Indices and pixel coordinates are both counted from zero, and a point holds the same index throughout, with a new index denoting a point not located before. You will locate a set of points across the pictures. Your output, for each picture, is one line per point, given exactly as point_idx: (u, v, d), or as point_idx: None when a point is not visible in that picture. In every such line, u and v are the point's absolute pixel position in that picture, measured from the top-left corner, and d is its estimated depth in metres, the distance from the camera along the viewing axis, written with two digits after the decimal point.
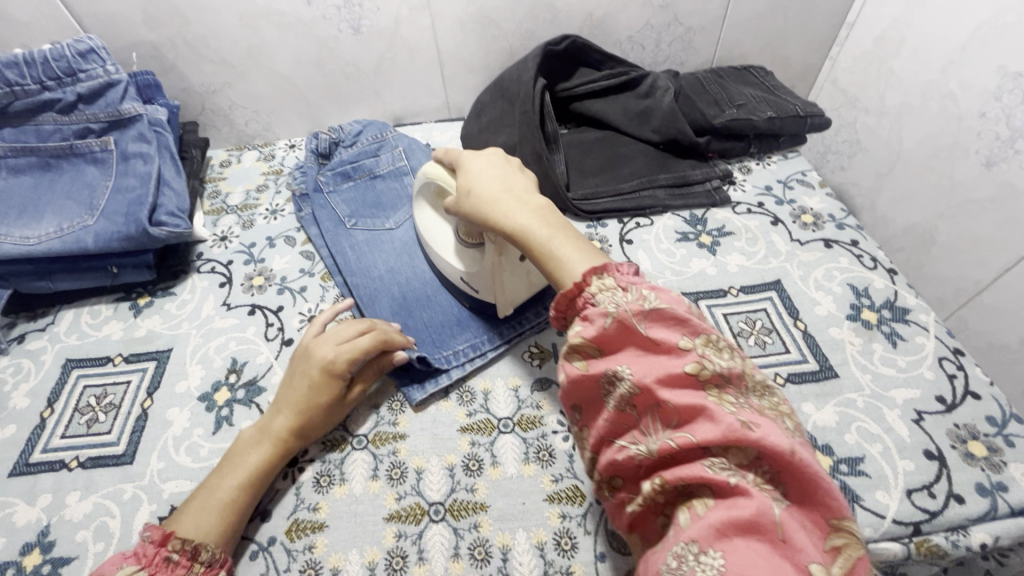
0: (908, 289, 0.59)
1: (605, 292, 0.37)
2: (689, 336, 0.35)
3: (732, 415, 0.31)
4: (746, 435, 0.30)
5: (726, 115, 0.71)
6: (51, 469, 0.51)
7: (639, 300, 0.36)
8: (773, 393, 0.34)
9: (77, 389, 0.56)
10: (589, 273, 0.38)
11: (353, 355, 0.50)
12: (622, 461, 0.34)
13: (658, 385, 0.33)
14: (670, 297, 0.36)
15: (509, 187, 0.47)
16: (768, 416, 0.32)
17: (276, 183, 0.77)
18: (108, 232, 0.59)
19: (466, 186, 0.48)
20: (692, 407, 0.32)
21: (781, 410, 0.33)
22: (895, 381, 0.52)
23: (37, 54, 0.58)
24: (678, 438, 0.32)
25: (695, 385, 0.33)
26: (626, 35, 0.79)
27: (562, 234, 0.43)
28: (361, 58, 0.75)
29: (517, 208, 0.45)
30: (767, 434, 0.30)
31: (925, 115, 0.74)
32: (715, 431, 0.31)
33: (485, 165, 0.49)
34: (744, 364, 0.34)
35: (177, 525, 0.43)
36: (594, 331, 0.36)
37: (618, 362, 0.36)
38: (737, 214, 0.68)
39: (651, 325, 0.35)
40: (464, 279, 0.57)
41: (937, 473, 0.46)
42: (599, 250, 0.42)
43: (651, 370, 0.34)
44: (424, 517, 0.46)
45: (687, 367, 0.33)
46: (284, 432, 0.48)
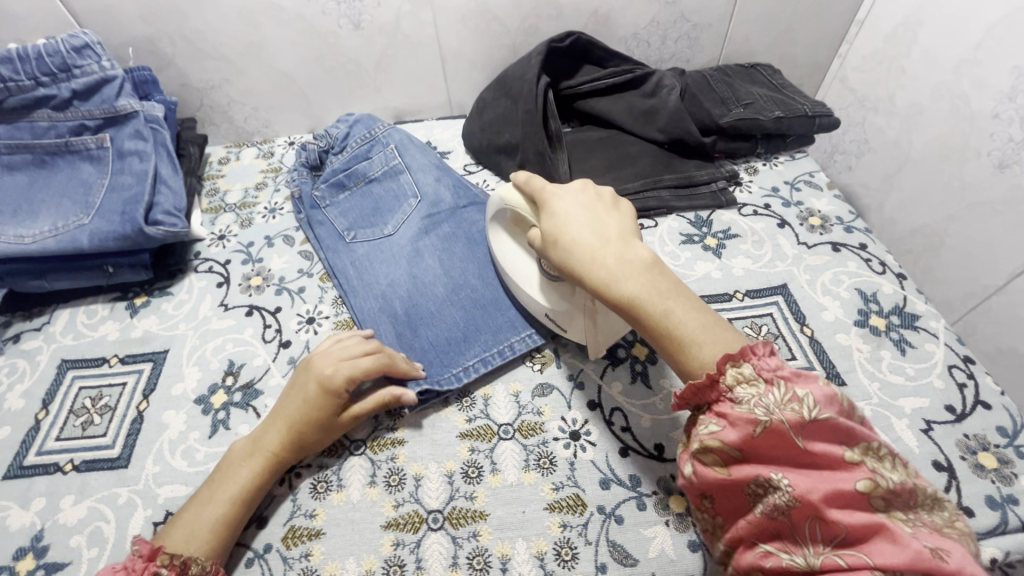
0: (917, 295, 0.58)
1: (744, 385, 0.35)
2: (852, 448, 0.33)
3: (917, 540, 0.30)
4: (940, 566, 0.29)
5: (733, 114, 0.70)
6: (45, 471, 0.50)
7: (793, 403, 0.33)
8: (945, 506, 0.33)
9: (72, 391, 0.55)
10: (726, 360, 0.35)
11: (354, 374, 0.49)
12: (774, 568, 0.33)
13: (825, 502, 0.32)
14: (823, 393, 0.33)
15: (606, 237, 0.43)
16: (947, 535, 0.31)
17: (274, 181, 0.76)
18: (104, 231, 0.58)
19: (553, 237, 0.45)
20: (867, 528, 0.31)
21: (956, 527, 0.33)
22: (904, 389, 0.51)
23: (31, 50, 0.57)
24: (848, 557, 0.31)
25: (866, 502, 0.32)
26: (632, 32, 0.78)
27: (676, 300, 0.39)
28: (362, 55, 0.74)
29: (626, 274, 0.41)
30: (962, 565, 0.29)
31: (937, 115, 0.72)
32: (899, 555, 0.29)
33: (573, 209, 0.45)
34: (910, 474, 0.33)
35: (166, 541, 0.43)
36: (738, 436, 0.34)
37: (768, 470, 0.34)
38: (743, 216, 0.67)
39: (810, 439, 0.33)
40: (551, 316, 0.53)
41: (946, 485, 0.45)
42: (725, 324, 0.39)
43: (813, 485, 0.33)
44: (422, 526, 0.45)
45: (858, 484, 0.32)
46: (276, 448, 0.47)
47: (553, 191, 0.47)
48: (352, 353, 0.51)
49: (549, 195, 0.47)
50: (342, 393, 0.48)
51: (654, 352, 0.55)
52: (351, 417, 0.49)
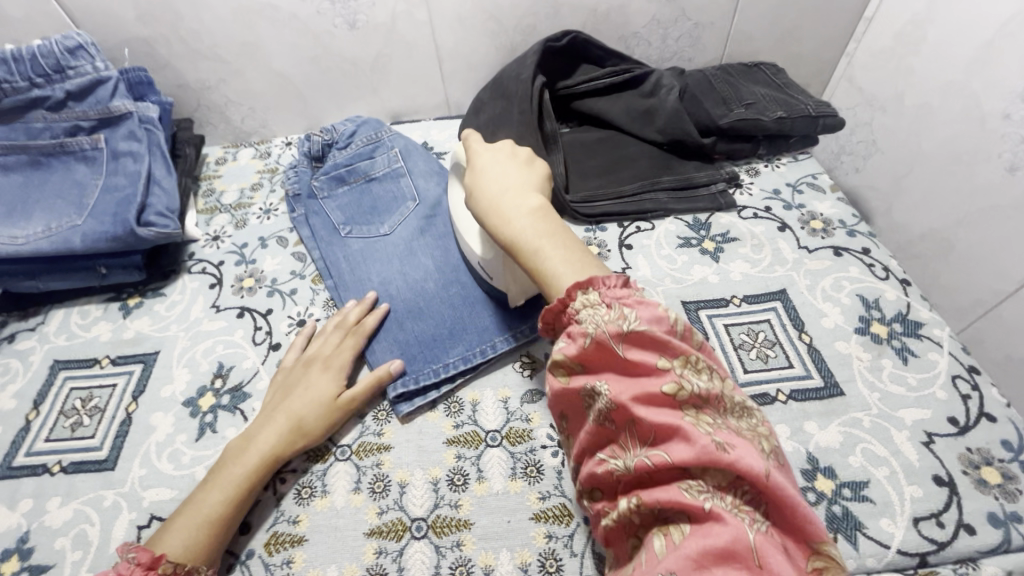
0: (922, 302, 0.56)
1: (590, 309, 0.35)
2: (669, 357, 0.33)
3: (707, 436, 0.30)
4: (720, 459, 0.30)
5: (734, 115, 0.68)
6: (33, 473, 0.50)
7: (618, 320, 0.34)
8: (754, 414, 0.33)
9: (63, 392, 0.56)
10: (574, 287, 0.36)
11: (336, 349, 0.54)
12: (601, 474, 0.34)
13: (635, 405, 0.33)
14: (651, 314, 0.34)
15: (509, 187, 0.45)
16: (746, 437, 0.31)
17: (270, 181, 0.75)
18: (97, 232, 0.58)
19: (468, 186, 0.47)
20: (668, 428, 0.31)
21: (760, 433, 0.33)
22: (905, 401, 0.49)
23: (25, 51, 0.58)
24: (652, 456, 0.31)
25: (673, 404, 0.32)
26: (632, 31, 0.77)
27: (551, 243, 0.40)
28: (357, 54, 0.73)
29: (515, 215, 0.43)
30: (741, 456, 0.30)
31: (946, 116, 0.70)
32: (689, 452, 0.30)
33: (489, 163, 0.48)
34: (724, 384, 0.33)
35: (163, 547, 0.42)
36: (575, 348, 0.35)
37: (598, 380, 0.35)
38: (742, 219, 0.65)
39: (629, 347, 0.34)
40: (482, 265, 0.55)
41: (947, 501, 0.44)
42: (593, 262, 0.39)
43: (629, 389, 0.33)
44: (406, 534, 0.45)
45: (665, 388, 0.32)
46: (276, 448, 0.47)
47: (479, 148, 0.50)
48: (347, 346, 0.55)
49: (476, 152, 0.50)
50: (341, 379, 0.52)
51: None
52: (346, 398, 0.51)
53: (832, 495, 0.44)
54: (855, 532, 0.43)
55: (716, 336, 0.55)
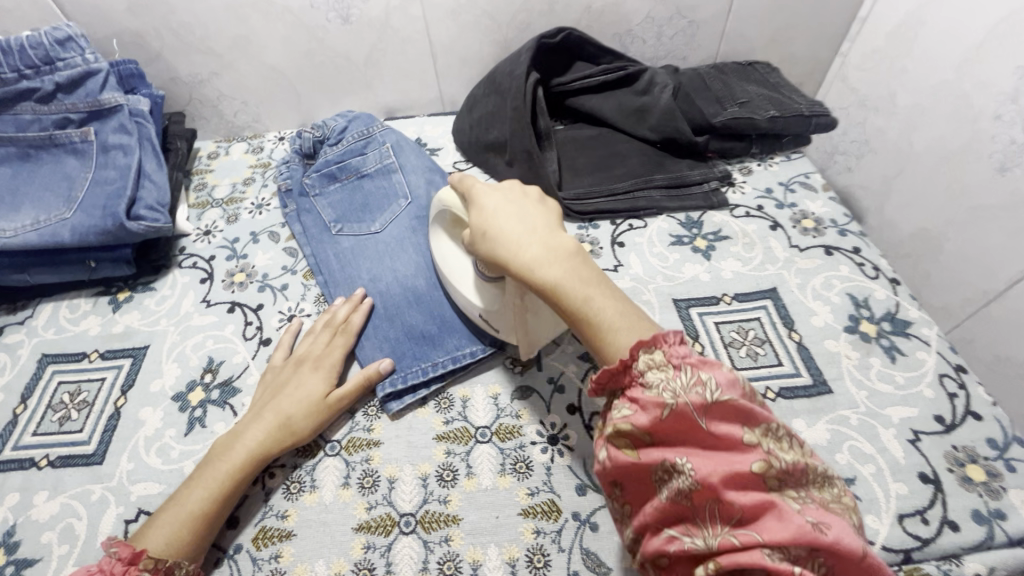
0: (911, 301, 0.57)
1: (655, 370, 0.35)
2: (750, 429, 0.33)
3: (801, 515, 0.29)
4: (820, 538, 0.29)
5: (727, 113, 0.68)
6: (20, 466, 0.50)
7: (697, 387, 0.33)
8: (834, 485, 0.33)
9: (51, 385, 0.55)
10: (639, 347, 0.35)
11: (327, 351, 0.54)
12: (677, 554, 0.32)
13: (723, 483, 0.31)
14: (727, 380, 0.34)
15: (533, 229, 0.43)
16: (831, 511, 0.31)
17: (263, 176, 0.75)
18: (86, 225, 0.58)
19: (483, 231, 0.44)
20: (758, 505, 0.30)
21: (840, 503, 0.32)
22: (892, 399, 0.49)
23: (14, 41, 0.57)
24: (741, 536, 0.30)
25: (759, 481, 0.31)
26: (627, 29, 0.77)
27: (596, 290, 0.40)
28: (351, 50, 0.73)
29: (548, 261, 0.41)
30: (838, 535, 0.29)
31: (938, 116, 0.70)
32: (783, 529, 0.29)
33: (501, 203, 0.46)
34: (803, 454, 0.33)
35: (147, 542, 0.42)
36: (649, 419, 0.34)
37: (674, 453, 0.33)
38: (735, 217, 0.66)
39: (712, 419, 0.33)
40: (483, 316, 0.52)
41: (932, 498, 0.44)
42: (637, 310, 0.40)
43: (712, 465, 0.32)
44: (394, 529, 0.45)
45: (753, 464, 0.31)
46: (263, 444, 0.47)
47: (485, 189, 0.47)
48: (337, 345, 0.54)
49: (480, 192, 0.47)
50: (331, 378, 0.52)
51: None
52: (337, 397, 0.50)
53: None
54: None
55: (706, 334, 0.55)
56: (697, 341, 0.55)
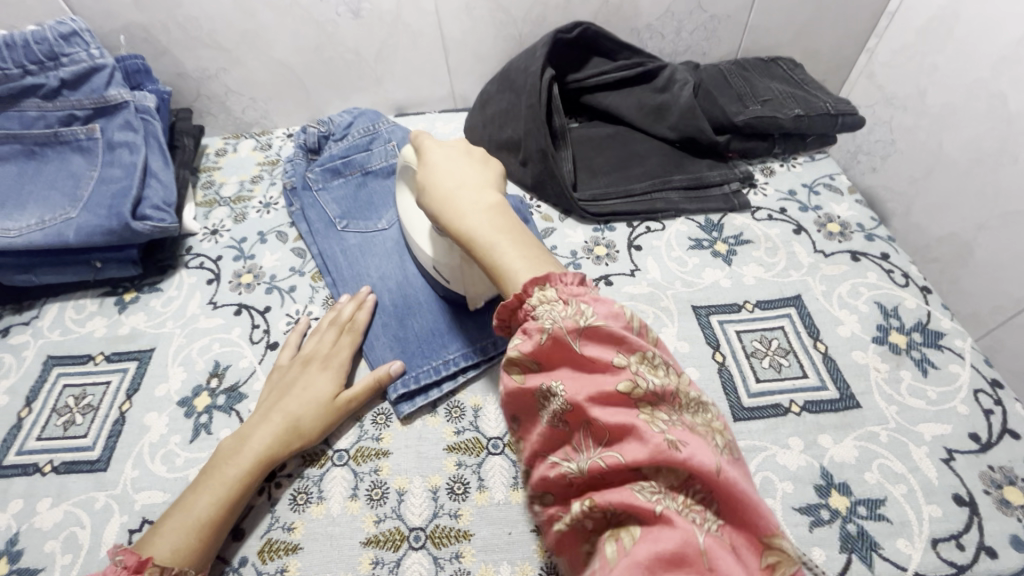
0: (943, 311, 0.54)
1: (545, 305, 0.34)
2: (625, 353, 0.31)
3: (660, 435, 0.28)
4: (673, 458, 0.27)
5: (750, 112, 0.66)
6: (25, 472, 0.49)
7: (575, 315, 0.32)
8: (708, 409, 0.31)
9: (56, 389, 0.54)
10: (530, 284, 0.34)
11: (333, 349, 0.53)
12: (554, 476, 0.32)
13: (590, 404, 0.30)
14: (608, 310, 0.33)
15: (465, 181, 0.42)
16: (700, 434, 0.29)
17: (270, 174, 0.73)
18: (91, 225, 0.56)
19: (422, 184, 0.44)
20: (620, 427, 0.29)
21: (715, 428, 0.30)
22: (925, 415, 0.47)
23: (17, 36, 0.56)
24: (606, 456, 0.29)
25: (628, 403, 0.30)
26: (645, 22, 0.74)
27: (506, 238, 0.38)
28: (361, 45, 0.71)
29: (469, 208, 0.40)
30: (693, 455, 0.27)
31: (971, 115, 0.67)
32: (643, 452, 0.28)
33: (443, 157, 0.44)
34: (679, 379, 0.31)
35: (153, 550, 0.41)
36: (531, 345, 0.33)
37: (553, 378, 0.32)
38: (757, 220, 0.63)
39: (586, 342, 0.32)
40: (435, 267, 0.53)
41: (967, 522, 0.42)
42: (549, 257, 0.37)
43: (584, 387, 0.31)
44: (403, 544, 0.43)
45: (619, 385, 0.30)
46: (270, 446, 0.46)
47: (432, 143, 0.46)
48: (344, 344, 0.53)
49: (427, 147, 0.46)
50: (340, 379, 0.51)
51: None
52: (346, 399, 0.49)
53: (847, 513, 0.43)
54: (870, 552, 0.41)
55: (727, 343, 0.53)
56: (718, 351, 0.52)
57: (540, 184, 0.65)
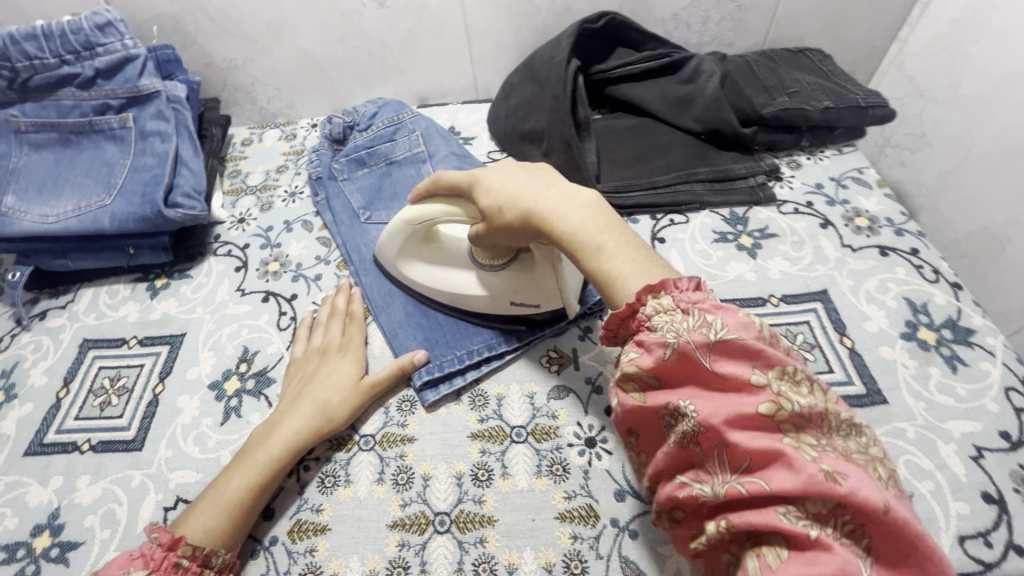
0: (974, 307, 0.53)
1: (662, 315, 0.33)
2: (763, 370, 0.30)
3: (814, 463, 0.27)
4: (830, 489, 0.26)
5: (776, 104, 0.65)
6: (63, 450, 0.51)
7: (702, 329, 0.32)
8: (862, 433, 0.29)
9: (92, 370, 0.56)
10: (645, 291, 0.34)
11: (349, 341, 0.54)
12: (685, 498, 0.31)
13: (726, 426, 0.30)
14: (737, 320, 0.31)
15: (546, 186, 0.42)
16: (857, 462, 0.28)
17: (296, 163, 0.74)
18: (125, 212, 0.58)
19: (495, 203, 0.44)
20: (766, 453, 0.28)
21: (871, 455, 0.29)
22: (953, 412, 0.47)
23: (55, 27, 0.58)
24: (749, 483, 0.28)
25: (770, 427, 0.29)
26: (670, 13, 0.73)
27: (611, 238, 0.38)
28: (386, 35, 0.71)
29: (563, 212, 0.40)
30: (856, 487, 0.26)
31: (1006, 108, 0.66)
32: (794, 481, 0.27)
33: (503, 176, 0.45)
34: (829, 399, 0.29)
35: (187, 529, 0.42)
36: (654, 361, 0.33)
37: (679, 397, 0.32)
38: (782, 214, 0.63)
39: (717, 359, 0.31)
40: (514, 301, 0.53)
41: (996, 519, 0.41)
42: (653, 255, 0.38)
43: (716, 407, 0.31)
44: (429, 528, 0.44)
45: (760, 407, 0.29)
46: (298, 432, 0.47)
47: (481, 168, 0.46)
48: (355, 333, 0.55)
49: (478, 170, 0.47)
50: (361, 364, 0.52)
51: None
52: (369, 384, 0.50)
53: None
54: None
55: None
56: None
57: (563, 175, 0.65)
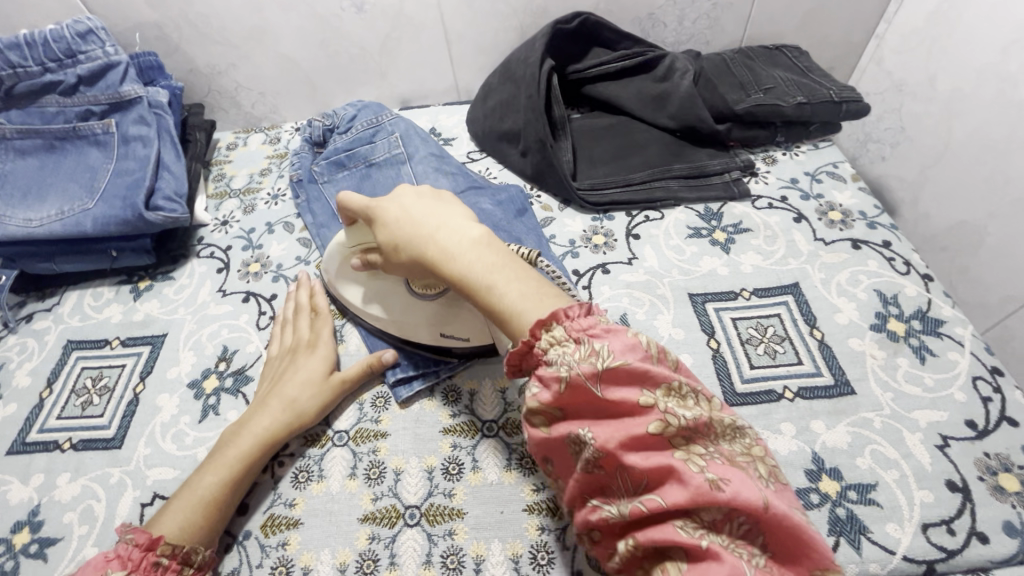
0: (944, 298, 0.54)
1: (557, 347, 0.34)
2: (651, 390, 0.32)
3: (701, 474, 0.29)
4: (716, 497, 0.29)
5: (750, 100, 0.66)
6: (45, 449, 0.52)
7: (591, 358, 0.33)
8: (745, 435, 0.32)
9: (75, 370, 0.57)
10: (538, 326, 0.35)
11: (315, 337, 0.55)
12: (598, 521, 0.33)
13: (622, 450, 0.31)
14: (624, 342, 0.33)
15: (441, 224, 0.42)
16: (739, 465, 0.30)
17: (279, 166, 0.75)
18: (106, 215, 0.59)
19: (395, 242, 0.44)
20: (659, 471, 0.30)
21: (753, 454, 0.32)
22: (920, 401, 0.47)
23: (37, 35, 0.59)
24: (647, 501, 0.30)
25: (662, 444, 0.31)
26: (647, 12, 0.74)
27: (503, 275, 0.39)
28: (366, 39, 0.72)
29: (455, 252, 0.41)
30: (738, 491, 0.29)
31: (980, 101, 0.66)
32: (684, 495, 0.29)
33: (401, 212, 0.44)
34: (711, 408, 0.32)
35: (162, 527, 0.43)
36: (552, 395, 0.33)
37: (580, 425, 0.33)
38: (756, 209, 0.63)
39: (607, 386, 0.32)
40: (443, 333, 0.52)
41: (960, 507, 0.42)
42: (545, 285, 0.39)
43: (612, 432, 0.32)
44: (399, 521, 0.45)
45: (650, 427, 0.31)
46: (270, 429, 0.48)
47: (381, 202, 0.46)
48: (322, 327, 0.56)
49: (379, 201, 0.47)
50: (332, 360, 0.53)
51: None
52: (340, 379, 0.51)
53: (836, 496, 0.43)
54: (859, 536, 0.41)
55: (722, 330, 0.53)
56: (713, 338, 0.53)
57: (540, 174, 0.65)
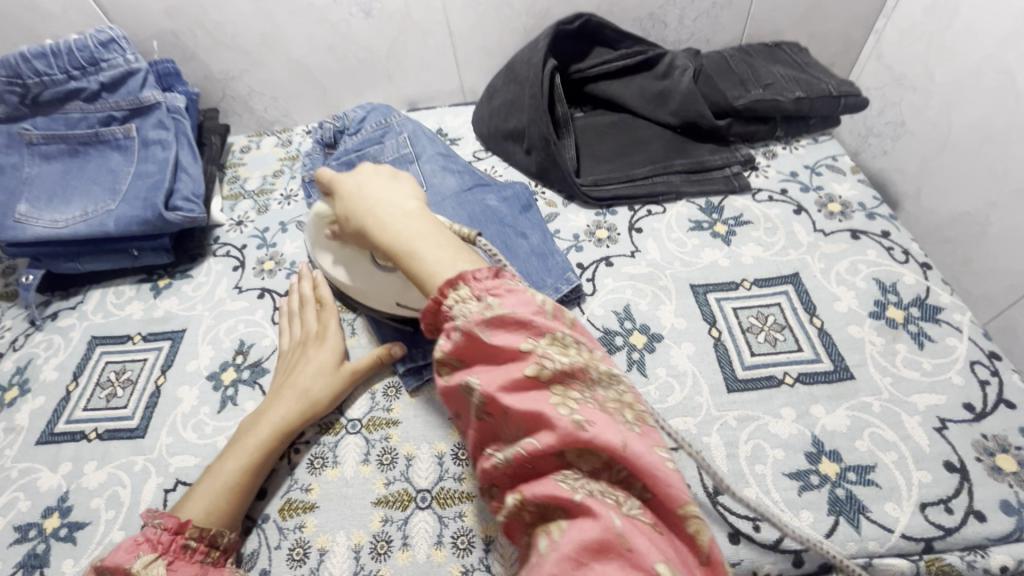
0: (942, 285, 0.55)
1: (461, 303, 0.35)
2: (534, 337, 0.33)
3: (570, 417, 0.30)
4: (583, 439, 0.30)
5: (750, 96, 0.67)
6: (72, 438, 0.54)
7: (483, 308, 0.34)
8: (620, 382, 0.33)
9: (99, 365, 0.60)
10: (446, 285, 0.36)
11: (322, 328, 0.57)
12: (490, 468, 0.34)
13: (502, 393, 0.32)
14: (519, 298, 0.34)
15: (382, 197, 0.45)
16: (610, 411, 0.31)
17: (291, 168, 0.78)
18: (128, 216, 0.61)
19: (343, 211, 0.47)
20: (534, 414, 0.31)
21: (626, 402, 0.33)
22: (918, 385, 0.48)
23: (62, 45, 0.62)
24: (525, 444, 0.31)
25: (539, 387, 0.32)
26: (647, 12, 0.76)
27: (426, 242, 0.41)
28: (373, 43, 0.75)
29: (389, 219, 0.43)
30: (600, 433, 0.30)
31: (979, 93, 0.67)
32: (555, 437, 0.30)
33: (353, 184, 0.48)
34: (591, 357, 0.34)
35: (186, 513, 0.45)
36: (450, 343, 0.35)
37: (471, 372, 0.34)
38: (757, 202, 0.64)
39: (494, 331, 0.34)
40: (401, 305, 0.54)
41: (957, 487, 0.43)
42: (464, 250, 0.41)
43: (495, 377, 0.33)
44: (411, 504, 0.47)
45: (528, 371, 0.32)
46: (286, 418, 0.50)
47: (340, 175, 0.49)
48: (330, 318, 0.57)
49: (343, 174, 0.50)
50: (343, 351, 0.55)
51: (651, 340, 0.53)
52: (350, 368, 0.53)
53: (836, 478, 0.44)
54: (858, 515, 0.42)
55: (723, 319, 0.54)
56: (714, 327, 0.54)
57: (544, 171, 0.67)
